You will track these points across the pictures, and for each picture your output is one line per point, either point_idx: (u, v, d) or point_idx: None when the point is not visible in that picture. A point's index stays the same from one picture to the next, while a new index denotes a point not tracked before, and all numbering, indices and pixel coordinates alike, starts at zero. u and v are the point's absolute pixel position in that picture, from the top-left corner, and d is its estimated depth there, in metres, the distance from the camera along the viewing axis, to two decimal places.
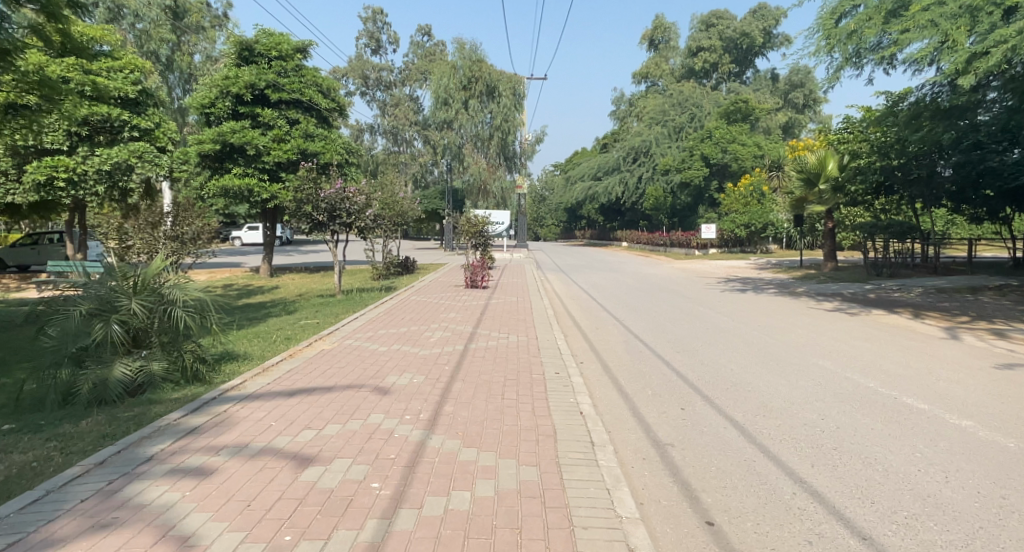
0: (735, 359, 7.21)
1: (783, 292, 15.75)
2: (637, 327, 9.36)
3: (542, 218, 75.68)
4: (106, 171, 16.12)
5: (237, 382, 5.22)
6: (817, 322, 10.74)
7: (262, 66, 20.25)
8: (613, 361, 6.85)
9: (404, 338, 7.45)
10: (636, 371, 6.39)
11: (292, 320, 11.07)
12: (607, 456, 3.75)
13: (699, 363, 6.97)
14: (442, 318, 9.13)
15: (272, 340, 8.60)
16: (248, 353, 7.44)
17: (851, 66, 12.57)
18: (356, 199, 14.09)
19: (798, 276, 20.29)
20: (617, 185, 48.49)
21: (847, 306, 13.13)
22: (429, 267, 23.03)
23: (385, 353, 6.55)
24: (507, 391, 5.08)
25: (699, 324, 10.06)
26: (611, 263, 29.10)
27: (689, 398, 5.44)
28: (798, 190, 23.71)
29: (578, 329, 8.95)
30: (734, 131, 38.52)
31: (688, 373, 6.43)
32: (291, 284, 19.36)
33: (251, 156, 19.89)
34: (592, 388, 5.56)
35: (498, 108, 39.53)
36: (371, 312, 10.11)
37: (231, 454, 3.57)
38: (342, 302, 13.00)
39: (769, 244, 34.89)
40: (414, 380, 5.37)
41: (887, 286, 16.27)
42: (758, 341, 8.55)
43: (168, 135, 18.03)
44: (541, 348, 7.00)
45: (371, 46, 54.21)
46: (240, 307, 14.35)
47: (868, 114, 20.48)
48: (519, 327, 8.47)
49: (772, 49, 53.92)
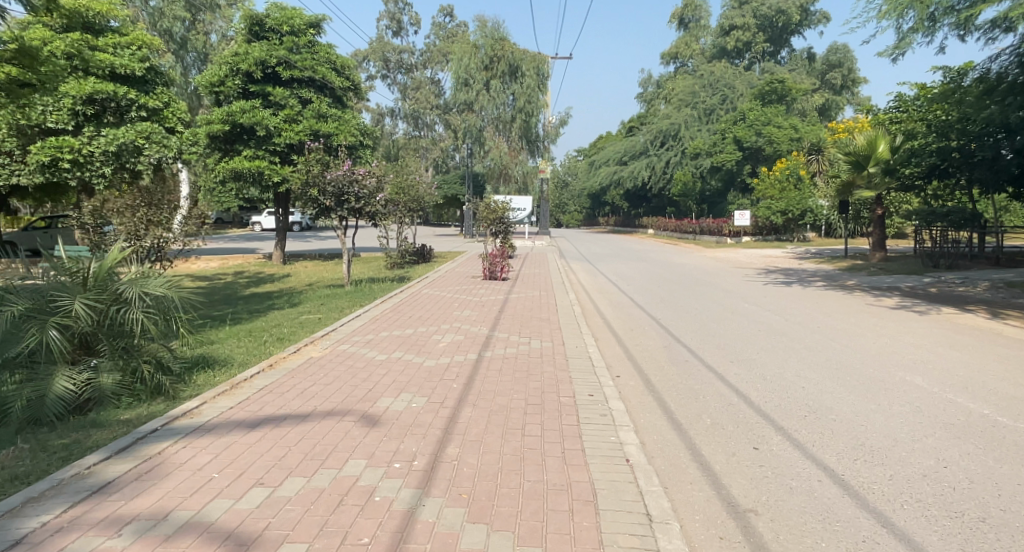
0: (802, 372, 6.01)
1: (833, 286, 14.29)
2: (677, 329, 8.18)
3: (564, 205, 74.25)
4: (113, 152, 15.14)
5: (194, 405, 4.20)
6: (883, 321, 9.35)
7: (273, 42, 19.32)
8: (655, 375, 5.73)
9: (409, 343, 6.35)
10: (685, 391, 5.27)
11: (293, 314, 10.06)
12: (671, 542, 2.59)
13: (759, 377, 5.81)
14: (455, 317, 8.03)
15: (262, 341, 7.57)
16: (230, 357, 6.43)
17: (922, 31, 10.94)
18: (365, 182, 13.05)
19: (844, 267, 18.73)
20: (643, 169, 46.73)
21: (911, 302, 11.64)
22: (447, 255, 22.02)
23: (384, 364, 5.47)
24: (529, 426, 3.95)
25: (748, 324, 8.83)
26: (637, 252, 27.77)
27: (761, 433, 4.28)
28: (844, 175, 22.05)
29: (612, 331, 7.84)
30: (769, 113, 36.59)
31: (750, 392, 5.28)
32: (303, 272, 18.48)
33: (260, 137, 18.95)
34: (635, 417, 4.45)
35: (520, 88, 38.10)
36: (378, 308, 9.02)
37: (137, 535, 2.50)
38: (350, 294, 12.00)
39: (807, 233, 32.98)
40: (412, 406, 4.28)
41: (949, 279, 14.67)
42: (824, 347, 7.30)
43: (177, 116, 17.05)
44: (569, 359, 5.90)
45: (392, 28, 53.06)
46: (245, 298, 13.45)
47: (926, 91, 18.70)
48: (541, 329, 7.35)
49: (809, 27, 51.31)
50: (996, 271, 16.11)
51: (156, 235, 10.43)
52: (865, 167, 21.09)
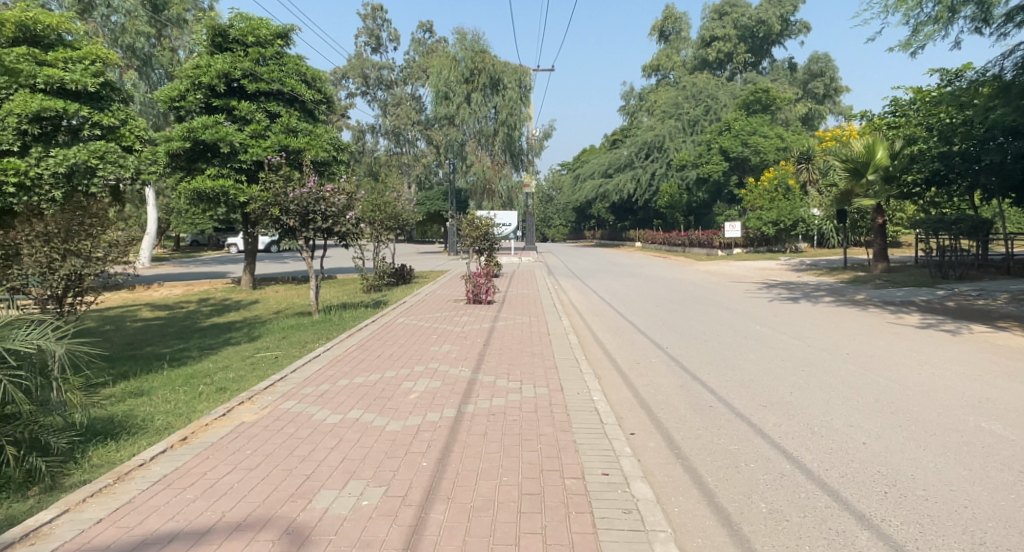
0: (853, 420, 4.91)
1: (841, 301, 13.34)
2: (691, 362, 7.03)
3: (549, 219, 73.79)
4: (64, 173, 12.93)
5: (41, 519, 2.88)
6: (915, 344, 8.31)
7: (237, 53, 18.17)
8: (678, 433, 4.58)
9: (371, 397, 5.09)
10: (721, 456, 4.12)
11: (249, 352, 8.87)
12: None
13: (805, 430, 4.68)
14: (432, 355, 6.82)
15: (197, 392, 6.27)
16: (146, 422, 5.11)
17: (939, 22, 10.13)
18: (333, 199, 11.84)
19: (847, 279, 17.87)
20: (629, 182, 46.12)
21: (933, 319, 10.66)
22: (429, 275, 20.80)
23: (334, 430, 4.23)
24: (525, 538, 2.75)
25: (768, 352, 7.74)
26: (628, 267, 26.71)
27: (841, 527, 3.12)
28: (842, 182, 21.25)
29: (616, 369, 6.66)
30: (754, 123, 36.13)
31: (802, 454, 4.16)
32: (273, 297, 17.23)
33: (225, 155, 17.68)
34: (669, 509, 3.28)
35: (502, 101, 37.23)
36: (342, 344, 7.74)
37: None
38: (317, 325, 10.74)
39: (799, 243, 32.32)
40: (360, 507, 3.06)
41: (964, 291, 13.79)
42: (864, 380, 6.22)
43: (135, 134, 14.96)
44: (570, 412, 4.73)
45: (371, 44, 52.32)
46: (203, 331, 12.16)
47: (924, 95, 18.13)
48: (534, 370, 6.14)
49: (790, 37, 51.44)
50: (1010, 282, 15.27)
51: (72, 263, 7.98)
52: (864, 175, 20.31)
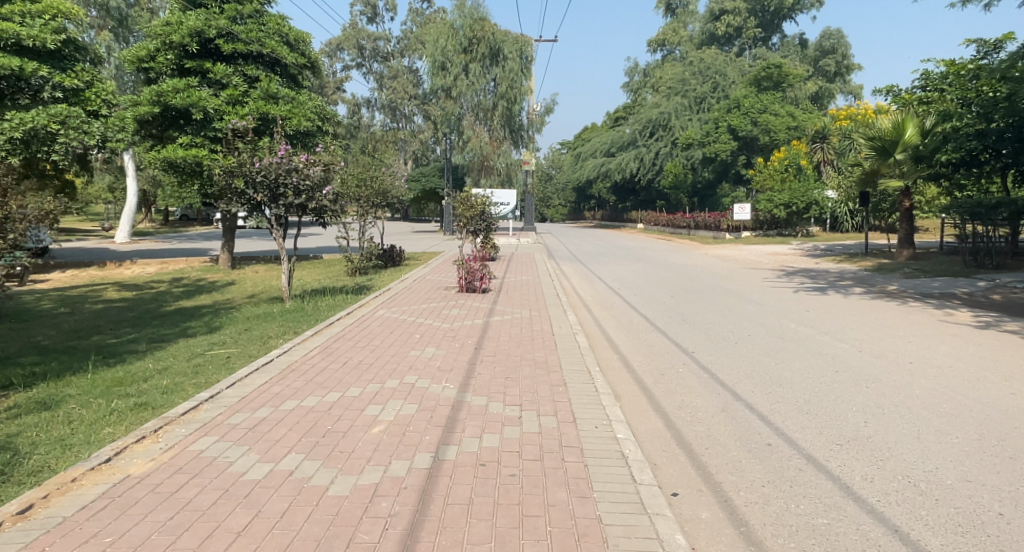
0: (968, 472, 3.63)
1: (874, 293, 12.05)
2: (727, 374, 5.77)
3: (548, 199, 72.39)
4: (20, 140, 10.94)
5: None
6: (983, 350, 7.00)
7: (212, 11, 16.57)
8: (739, 494, 3.30)
9: (320, 432, 3.79)
10: (812, 542, 2.81)
11: (201, 348, 7.53)
12: None
13: (912, 491, 3.38)
14: (410, 364, 5.53)
15: (111, 408, 4.93)
16: (14, 461, 3.72)
17: None
18: (308, 171, 10.45)
19: (873, 267, 16.60)
20: (631, 161, 44.33)
21: (988, 316, 9.35)
22: (421, 258, 19.41)
23: (252, 495, 2.94)
24: None
25: (814, 359, 6.47)
26: (632, 250, 25.37)
27: None
28: (867, 162, 19.98)
29: (639, 385, 5.38)
30: (765, 100, 34.59)
31: (927, 539, 2.85)
32: (250, 279, 15.87)
33: (199, 121, 16.21)
34: None
35: (502, 72, 35.50)
36: (305, 345, 6.43)
37: None
38: (286, 315, 9.38)
39: (810, 227, 30.91)
40: None
41: (1008, 283, 12.50)
42: (951, 405, 4.93)
43: (103, 98, 13.08)
44: (588, 463, 3.42)
45: (366, 14, 50.17)
46: (162, 318, 10.79)
47: (958, 68, 16.61)
48: (538, 388, 4.85)
49: (801, 11, 49.34)
50: None
51: None
52: (892, 154, 18.93)
